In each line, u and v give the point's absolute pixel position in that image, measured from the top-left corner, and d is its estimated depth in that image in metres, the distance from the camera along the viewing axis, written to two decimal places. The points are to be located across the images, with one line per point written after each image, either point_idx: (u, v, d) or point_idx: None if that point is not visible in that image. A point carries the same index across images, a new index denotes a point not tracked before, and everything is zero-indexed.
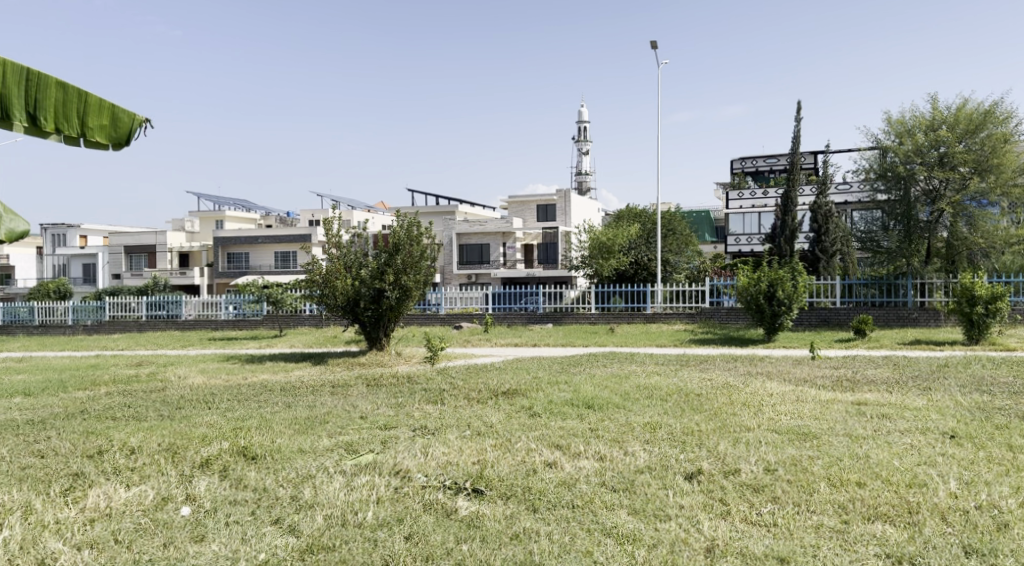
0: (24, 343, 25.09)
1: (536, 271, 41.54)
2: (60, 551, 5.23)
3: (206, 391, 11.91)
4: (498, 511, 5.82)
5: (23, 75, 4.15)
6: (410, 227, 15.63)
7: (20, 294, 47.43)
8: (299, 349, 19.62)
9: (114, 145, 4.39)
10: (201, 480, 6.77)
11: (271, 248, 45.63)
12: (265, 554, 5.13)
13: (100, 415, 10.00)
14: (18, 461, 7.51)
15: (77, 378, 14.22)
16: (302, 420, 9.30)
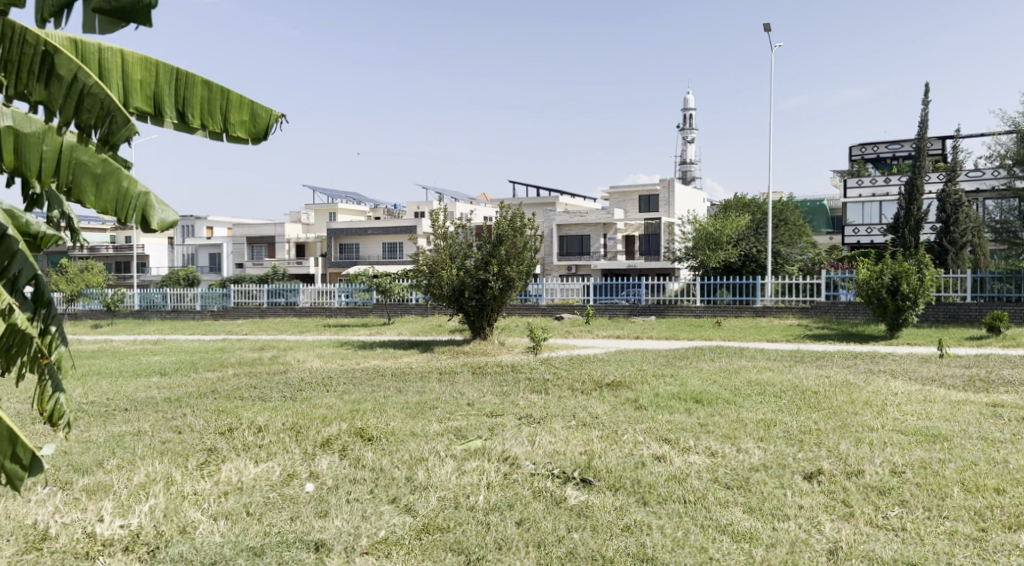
0: (159, 327, 26.74)
1: (639, 262, 41.33)
2: (199, 520, 5.57)
3: (323, 375, 12.39)
4: (608, 501, 5.81)
5: (174, 75, 4.40)
6: (513, 218, 15.70)
7: (154, 282, 51.08)
8: (406, 337, 20.09)
9: (253, 140, 4.59)
10: (323, 458, 7.06)
11: (380, 239, 46.83)
12: (385, 532, 5.30)
13: (229, 394, 10.58)
14: (159, 435, 8.03)
15: (206, 359, 15.07)
16: (413, 404, 9.55)
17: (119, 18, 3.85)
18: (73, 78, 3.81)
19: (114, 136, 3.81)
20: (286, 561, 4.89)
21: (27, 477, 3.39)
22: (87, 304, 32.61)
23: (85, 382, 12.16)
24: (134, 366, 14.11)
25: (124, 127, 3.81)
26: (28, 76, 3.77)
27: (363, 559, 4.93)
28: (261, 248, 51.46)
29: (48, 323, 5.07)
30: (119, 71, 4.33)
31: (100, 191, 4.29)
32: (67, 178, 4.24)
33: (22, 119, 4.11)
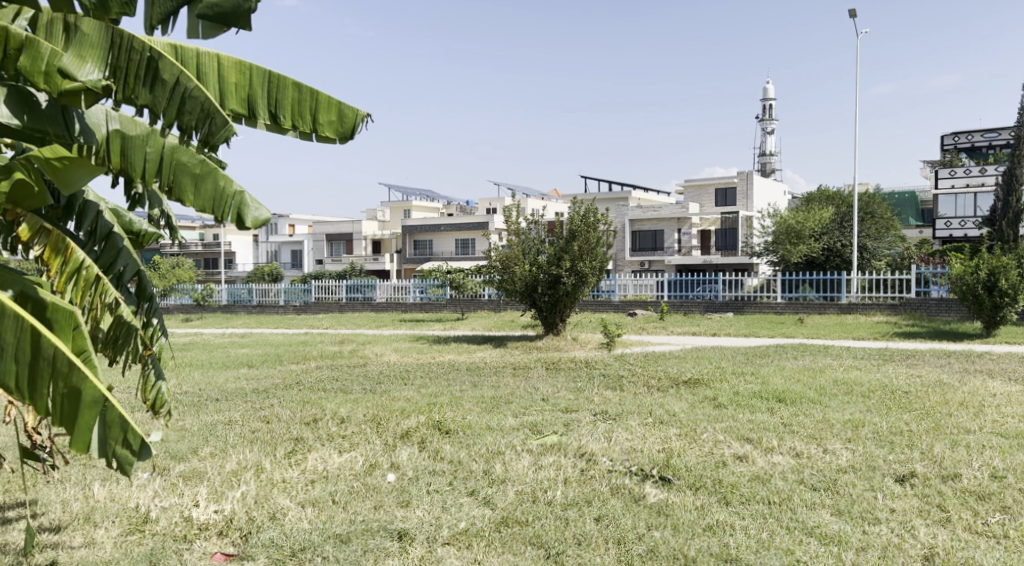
0: (245, 320, 27.67)
1: (714, 257, 40.40)
2: (288, 507, 5.73)
3: (401, 368, 12.61)
4: (689, 500, 5.73)
5: (266, 79, 4.53)
6: (586, 213, 15.61)
7: (240, 278, 52.81)
8: (480, 332, 20.22)
9: (340, 139, 4.67)
10: (403, 449, 7.18)
11: (452, 235, 47.07)
12: (465, 523, 5.35)
13: (312, 386, 10.86)
14: (248, 425, 8.31)
15: (290, 352, 15.50)
16: (489, 398, 9.61)
17: (220, 23, 3.83)
18: (176, 82, 3.97)
19: (214, 137, 3.96)
20: (371, 549, 4.98)
21: (138, 463, 3.43)
22: (178, 299, 34.00)
23: (179, 372, 12.68)
24: (222, 358, 14.65)
25: (224, 128, 3.96)
26: (135, 81, 3.92)
27: (445, 550, 4.98)
28: (339, 244, 52.62)
29: (150, 316, 5.32)
30: (216, 73, 4.48)
31: (198, 190, 4.42)
32: (168, 179, 4.37)
33: (128, 123, 4.36)
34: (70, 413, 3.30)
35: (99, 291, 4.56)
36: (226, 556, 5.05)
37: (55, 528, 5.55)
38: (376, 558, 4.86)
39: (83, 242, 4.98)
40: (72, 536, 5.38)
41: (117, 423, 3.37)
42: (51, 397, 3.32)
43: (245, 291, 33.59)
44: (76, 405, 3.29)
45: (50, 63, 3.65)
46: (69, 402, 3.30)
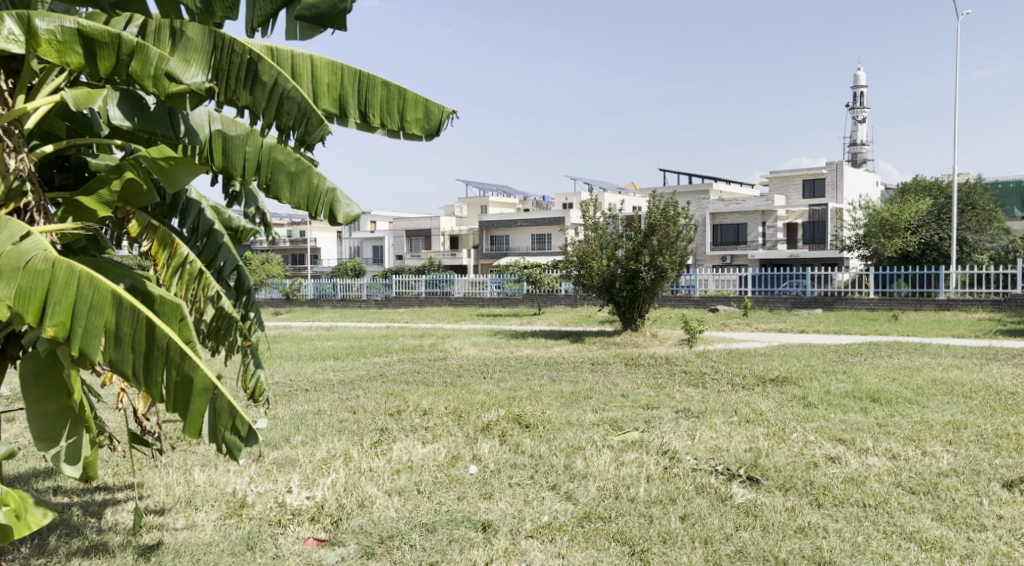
0: (330, 314, 28.38)
1: (802, 251, 39.45)
2: (375, 496, 5.85)
3: (481, 362, 12.73)
4: (779, 501, 5.59)
5: (357, 78, 4.62)
6: (666, 207, 15.40)
7: (324, 273, 54.17)
8: (558, 327, 20.20)
9: (427, 136, 4.69)
10: (485, 442, 7.23)
11: (529, 231, 47.00)
12: (548, 517, 5.35)
13: (395, 378, 11.07)
14: (336, 415, 8.52)
15: (373, 345, 15.84)
16: (569, 393, 9.60)
17: (318, 25, 3.93)
18: (274, 83, 4.11)
19: (310, 137, 4.10)
20: (456, 539, 5.04)
21: (244, 447, 3.52)
22: (267, 294, 35.14)
23: (269, 363, 13.12)
24: (309, 350, 15.04)
25: (319, 128, 4.11)
26: (236, 84, 4.06)
27: (529, 542, 4.99)
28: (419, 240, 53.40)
29: (247, 309, 5.54)
30: (309, 73, 4.58)
31: (294, 188, 4.55)
32: (266, 176, 4.50)
33: (229, 123, 4.53)
34: (183, 400, 3.31)
35: (200, 285, 4.78)
36: (319, 541, 5.19)
37: (159, 510, 5.81)
38: (461, 548, 4.91)
39: (188, 238, 5.21)
40: (174, 518, 5.62)
41: (226, 410, 3.42)
42: (164, 384, 3.31)
43: (329, 285, 34.47)
44: (189, 392, 3.30)
45: (158, 67, 3.70)
46: (182, 389, 3.31)
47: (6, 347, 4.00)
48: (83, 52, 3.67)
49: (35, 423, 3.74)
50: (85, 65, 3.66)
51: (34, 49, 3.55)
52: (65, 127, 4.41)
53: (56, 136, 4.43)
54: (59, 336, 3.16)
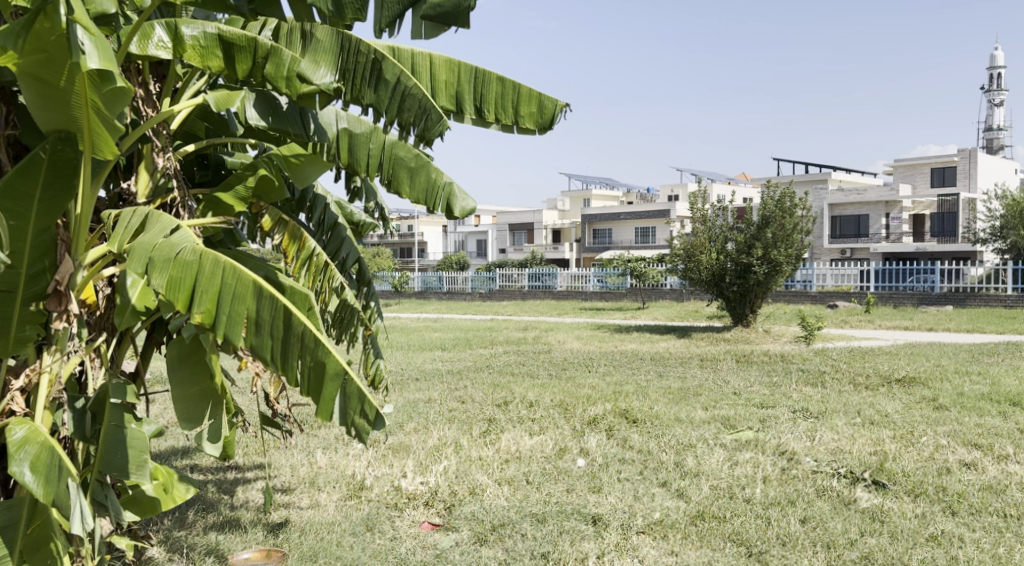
0: (436, 306, 28.91)
1: (929, 244, 37.36)
2: (486, 484, 5.93)
3: (585, 356, 12.68)
4: (907, 507, 5.33)
5: (473, 74, 4.63)
6: (782, 198, 14.87)
7: (432, 265, 55.22)
8: (662, 322, 19.92)
9: (540, 130, 4.65)
10: (592, 436, 7.21)
11: (632, 224, 46.32)
12: (660, 514, 5.28)
13: (501, 370, 11.19)
14: (446, 404, 8.69)
15: (477, 337, 16.05)
16: (678, 389, 9.45)
17: (443, 22, 3.99)
18: (397, 81, 4.20)
19: (430, 132, 4.20)
20: (567, 530, 5.05)
21: (372, 431, 3.60)
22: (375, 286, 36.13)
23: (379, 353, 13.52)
24: (417, 341, 15.38)
25: (438, 123, 4.19)
26: (361, 82, 4.17)
27: (641, 538, 4.95)
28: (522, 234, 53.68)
29: (369, 299, 5.74)
30: (427, 71, 4.64)
31: (414, 182, 4.66)
32: (388, 172, 4.61)
33: (355, 122, 4.66)
34: (316, 384, 3.44)
35: (327, 276, 4.98)
36: (433, 526, 5.32)
37: (285, 489, 6.09)
38: (572, 540, 4.91)
39: (314, 231, 5.43)
40: (300, 497, 5.88)
41: (356, 394, 3.53)
42: (299, 369, 3.44)
43: (435, 278, 35.12)
44: (322, 376, 3.43)
45: (291, 68, 3.86)
46: (316, 374, 3.43)
47: (153, 333, 4.32)
48: (223, 56, 3.85)
49: (180, 405, 4.00)
50: (225, 67, 3.84)
51: (181, 55, 3.74)
52: (204, 127, 4.68)
53: (197, 135, 4.71)
54: (206, 323, 3.31)
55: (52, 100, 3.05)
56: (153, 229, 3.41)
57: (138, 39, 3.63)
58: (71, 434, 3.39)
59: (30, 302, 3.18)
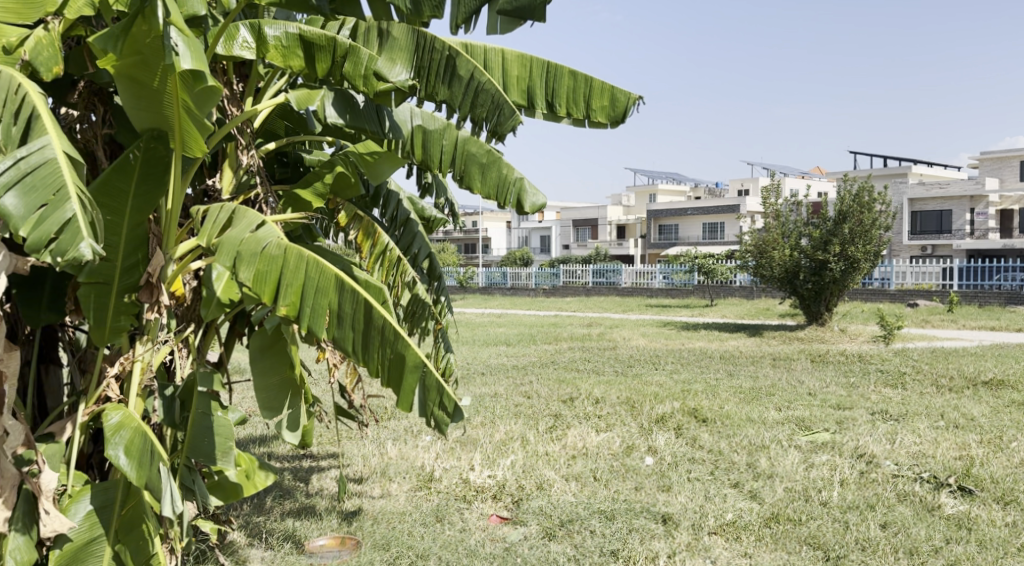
0: (501, 301, 29.01)
1: (1017, 241, 35.75)
2: (553, 480, 5.94)
3: (651, 353, 12.58)
4: (997, 515, 5.13)
5: (545, 68, 4.57)
6: (860, 193, 14.42)
7: (498, 261, 55.47)
8: (731, 319, 19.62)
9: (612, 124, 4.55)
10: (661, 434, 7.15)
11: (700, 219, 45.56)
12: (733, 515, 5.20)
13: (567, 366, 11.19)
14: (512, 398, 8.74)
15: (542, 333, 16.07)
16: (749, 389, 9.29)
17: (518, 17, 4.00)
18: (470, 77, 4.23)
19: (502, 127, 4.21)
20: (637, 529, 5.02)
21: (451, 423, 3.68)
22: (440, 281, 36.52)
23: None
24: (481, 336, 15.47)
25: (510, 118, 4.21)
26: (436, 79, 4.23)
27: (713, 539, 4.89)
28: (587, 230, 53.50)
29: (439, 294, 5.81)
30: (499, 67, 4.61)
31: (485, 177, 4.60)
32: (460, 168, 4.61)
33: (428, 119, 4.70)
34: (397, 377, 3.52)
35: (399, 271, 5.06)
36: (502, 519, 5.36)
37: (358, 479, 6.22)
38: (642, 538, 4.89)
39: (386, 227, 5.52)
40: (371, 487, 6.00)
41: (435, 387, 3.58)
42: (379, 361, 3.52)
43: (499, 273, 35.25)
44: (402, 369, 3.50)
45: (368, 67, 3.90)
46: (396, 367, 3.51)
47: (235, 325, 4.46)
48: (304, 55, 3.93)
49: (261, 393, 4.14)
50: (306, 67, 3.92)
51: (264, 54, 3.84)
52: (284, 126, 4.83)
53: (277, 134, 4.87)
54: (291, 315, 3.40)
55: (145, 100, 3.18)
56: (239, 224, 3.53)
57: (224, 40, 3.75)
58: (160, 420, 3.58)
59: (124, 294, 3.30)
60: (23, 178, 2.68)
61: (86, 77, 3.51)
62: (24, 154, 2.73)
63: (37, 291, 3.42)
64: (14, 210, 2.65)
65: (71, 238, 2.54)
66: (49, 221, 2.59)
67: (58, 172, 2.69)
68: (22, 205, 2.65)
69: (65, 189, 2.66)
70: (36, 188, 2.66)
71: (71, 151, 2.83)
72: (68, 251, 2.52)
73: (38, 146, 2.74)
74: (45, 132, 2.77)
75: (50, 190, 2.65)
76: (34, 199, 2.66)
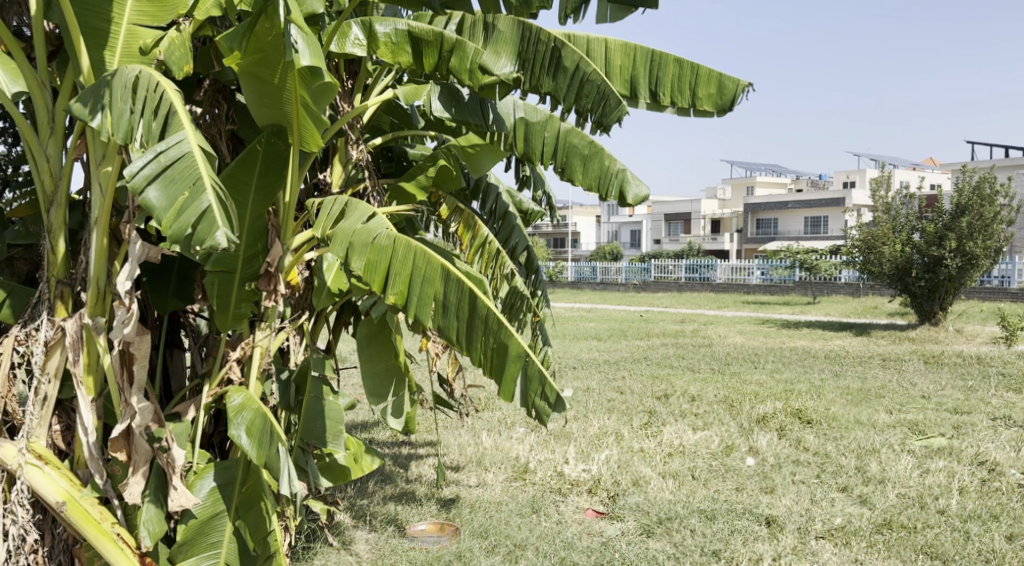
0: (590, 296, 28.89)
1: None
2: (650, 476, 5.89)
3: (750, 351, 12.28)
4: None
5: (649, 57, 4.48)
6: (981, 184, 13.61)
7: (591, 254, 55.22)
8: (834, 317, 18.96)
9: (719, 112, 4.43)
10: (763, 435, 6.97)
11: (802, 213, 44.09)
12: (841, 520, 5.04)
13: (661, 362, 11.06)
14: (606, 393, 8.70)
15: (634, 328, 15.94)
16: (856, 390, 8.95)
17: (630, 4, 3.95)
18: (575, 68, 4.20)
19: (607, 118, 4.15)
20: (739, 530, 4.92)
21: (552, 414, 3.68)
22: None
23: None
24: (572, 330, 15.42)
25: (616, 109, 4.13)
26: (541, 71, 4.23)
27: (820, 543, 4.76)
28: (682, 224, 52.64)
29: (536, 287, 5.85)
30: (603, 56, 4.53)
31: (587, 169, 4.56)
32: (562, 160, 4.57)
33: (530, 110, 4.62)
34: (500, 366, 3.57)
35: (498, 263, 5.10)
36: (598, 513, 5.35)
37: (455, 467, 6.34)
38: (745, 540, 4.79)
39: (486, 220, 5.59)
40: (468, 476, 6.09)
41: (537, 377, 3.60)
42: (484, 350, 3.57)
43: (589, 267, 35.15)
44: (505, 358, 3.54)
45: (473, 61, 3.91)
46: (499, 356, 3.56)
47: (342, 314, 4.60)
48: (412, 51, 3.99)
49: (368, 380, 4.26)
50: (414, 63, 3.98)
51: (374, 51, 3.94)
52: (389, 121, 4.94)
53: (382, 129, 4.95)
54: (399, 304, 3.49)
55: (266, 96, 3.33)
56: (352, 216, 3.65)
57: (337, 38, 3.88)
58: (276, 403, 3.74)
59: (247, 280, 3.46)
60: (164, 170, 2.84)
61: (212, 76, 3.70)
62: (164, 147, 2.88)
63: (165, 280, 3.61)
64: (156, 200, 2.80)
65: (209, 227, 2.69)
66: (188, 211, 2.76)
67: (195, 165, 2.84)
68: (163, 195, 2.81)
69: (202, 182, 2.81)
70: (175, 180, 2.82)
71: (205, 145, 2.98)
72: (207, 240, 2.67)
73: (176, 140, 2.88)
74: (183, 127, 2.91)
75: (188, 182, 2.81)
76: (174, 190, 2.82)
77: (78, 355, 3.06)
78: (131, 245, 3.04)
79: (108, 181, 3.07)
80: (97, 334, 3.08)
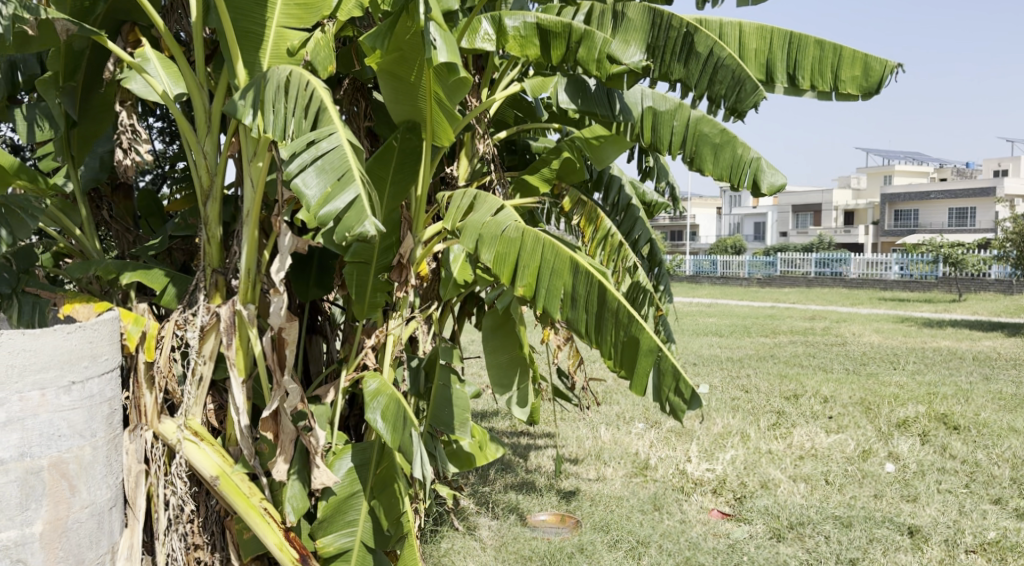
0: (711, 291, 28.23)
1: None
2: (779, 479, 5.71)
3: (887, 351, 11.67)
4: None
5: (787, 39, 4.31)
6: None
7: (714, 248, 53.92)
8: (982, 317, 17.76)
9: (864, 95, 4.21)
10: (903, 440, 6.63)
11: (946, 204, 41.17)
12: (995, 534, 4.72)
13: (789, 360, 10.69)
14: (731, 392, 8.48)
15: (759, 324, 15.47)
16: (1008, 395, 8.36)
17: None
18: (709, 53, 4.09)
19: (742, 104, 3.93)
20: (878, 539, 4.70)
21: (687, 411, 3.59)
22: None
23: None
24: (693, 326, 15.13)
25: (751, 94, 3.91)
26: (671, 58, 4.19)
27: (971, 557, 4.49)
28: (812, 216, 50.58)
29: (658, 281, 5.79)
30: (737, 39, 4.40)
31: (717, 160, 4.40)
32: (691, 149, 4.41)
33: (660, 98, 4.58)
34: (630, 358, 3.54)
35: (621, 256, 5.05)
36: (724, 514, 5.25)
37: (575, 459, 6.36)
38: (885, 549, 4.58)
39: (608, 212, 5.56)
40: (587, 469, 6.09)
41: (671, 372, 3.56)
42: (615, 342, 3.55)
43: (710, 261, 34.39)
44: (637, 350, 3.51)
45: (602, 50, 3.84)
46: (630, 348, 3.52)
47: (466, 305, 4.71)
48: (540, 43, 3.99)
49: (493, 370, 4.33)
50: (543, 55, 3.97)
51: (502, 45, 3.94)
52: (513, 115, 5.00)
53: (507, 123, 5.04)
54: (527, 295, 3.53)
55: (403, 93, 3.44)
56: (482, 208, 3.72)
57: (468, 34, 3.91)
58: (408, 389, 3.88)
59: (382, 272, 3.57)
60: (317, 160, 2.98)
61: (352, 76, 3.85)
62: (316, 139, 3.02)
63: (306, 270, 3.79)
64: (308, 188, 2.94)
65: (357, 217, 2.82)
66: (337, 199, 2.89)
67: (345, 158, 2.97)
68: (315, 184, 2.95)
69: (351, 174, 2.94)
70: (326, 171, 2.96)
71: (353, 138, 3.11)
72: (355, 227, 2.78)
73: (327, 133, 3.03)
74: (333, 121, 3.05)
75: (337, 174, 2.94)
76: (325, 181, 2.95)
77: (231, 339, 3.26)
78: (282, 236, 3.19)
79: (258, 175, 3.24)
80: (249, 320, 3.27)
